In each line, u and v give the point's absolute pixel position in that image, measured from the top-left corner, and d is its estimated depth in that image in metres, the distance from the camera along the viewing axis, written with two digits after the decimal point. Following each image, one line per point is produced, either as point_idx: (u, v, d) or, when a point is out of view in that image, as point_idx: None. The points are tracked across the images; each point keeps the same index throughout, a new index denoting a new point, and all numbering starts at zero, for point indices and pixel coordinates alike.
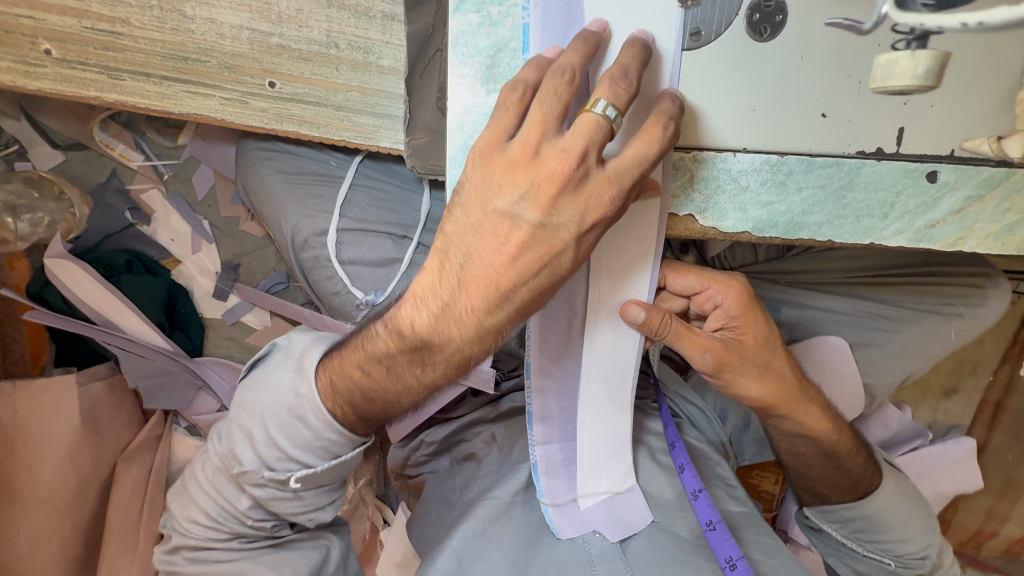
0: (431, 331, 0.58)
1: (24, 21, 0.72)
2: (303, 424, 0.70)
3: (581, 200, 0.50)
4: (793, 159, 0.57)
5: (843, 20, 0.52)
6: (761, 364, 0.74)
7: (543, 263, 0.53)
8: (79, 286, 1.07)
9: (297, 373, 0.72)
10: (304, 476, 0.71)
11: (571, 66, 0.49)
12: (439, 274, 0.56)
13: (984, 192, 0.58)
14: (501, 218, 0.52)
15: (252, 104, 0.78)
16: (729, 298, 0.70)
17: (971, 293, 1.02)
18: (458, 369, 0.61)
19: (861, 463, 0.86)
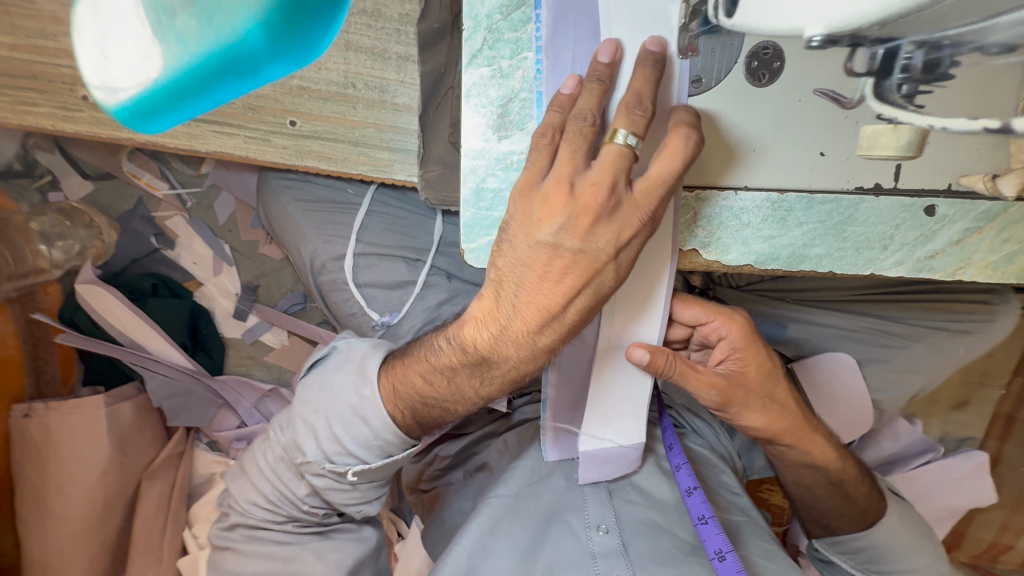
0: (490, 350, 0.61)
1: (65, 70, 0.78)
2: (364, 423, 0.72)
3: (616, 224, 0.53)
4: (793, 196, 0.59)
5: (829, 92, 0.55)
6: (764, 397, 0.76)
7: (587, 283, 0.55)
8: (107, 309, 1.12)
9: (359, 374, 0.74)
10: (360, 471, 0.74)
11: (590, 110, 0.52)
12: (495, 303, 0.59)
13: (982, 224, 0.60)
14: (543, 249, 0.54)
15: (274, 141, 0.82)
16: (734, 330, 0.72)
17: (977, 309, 1.03)
18: (515, 380, 0.64)
19: (866, 491, 0.87)
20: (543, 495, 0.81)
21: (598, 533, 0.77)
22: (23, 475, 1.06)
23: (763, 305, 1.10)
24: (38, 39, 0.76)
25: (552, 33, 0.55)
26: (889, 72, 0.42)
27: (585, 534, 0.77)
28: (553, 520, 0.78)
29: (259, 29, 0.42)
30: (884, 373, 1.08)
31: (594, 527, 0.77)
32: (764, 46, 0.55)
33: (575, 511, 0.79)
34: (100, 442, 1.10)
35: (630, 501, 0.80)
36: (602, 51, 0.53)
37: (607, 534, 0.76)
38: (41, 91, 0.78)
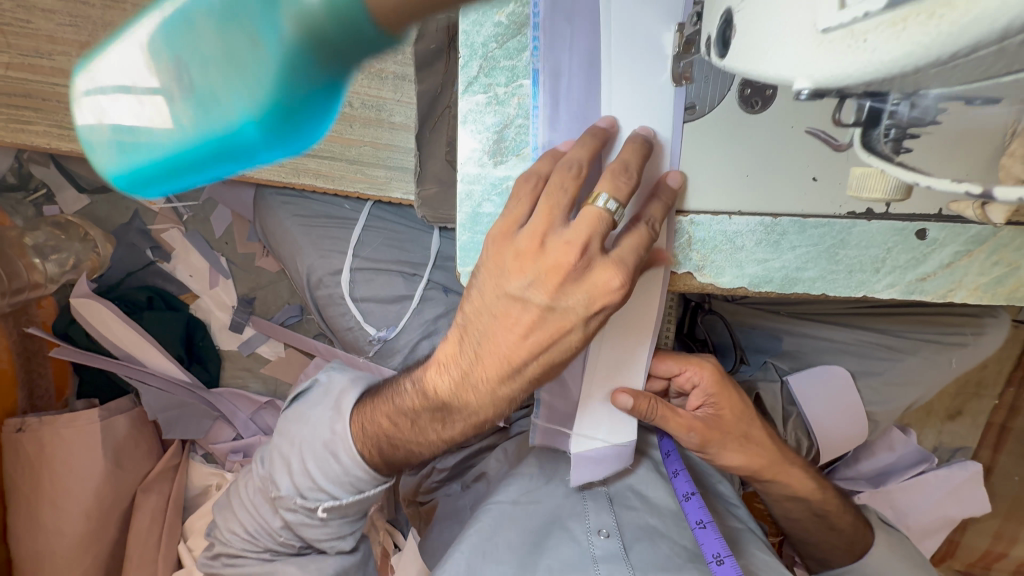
0: (451, 397, 0.61)
1: (60, 89, 0.77)
2: (335, 461, 0.72)
3: (585, 286, 0.53)
4: (786, 220, 0.60)
5: (821, 132, 0.57)
6: (741, 436, 0.77)
7: (551, 342, 0.55)
8: (103, 322, 1.12)
9: (334, 411, 0.75)
10: (332, 506, 0.74)
11: (578, 161, 0.52)
12: (459, 346, 0.59)
13: (972, 247, 0.61)
14: (511, 301, 0.54)
15: (271, 159, 0.83)
16: (706, 378, 0.74)
17: (967, 322, 1.05)
18: (476, 428, 0.64)
19: (850, 520, 0.88)
20: (542, 502, 0.80)
21: (599, 538, 0.77)
22: (15, 490, 1.05)
23: (759, 318, 1.12)
24: (32, 58, 0.76)
25: (549, 63, 0.56)
26: (872, 122, 0.38)
27: (586, 539, 0.77)
28: (553, 527, 0.79)
29: (253, 123, 0.35)
30: (880, 385, 1.07)
31: (594, 531, 0.77)
32: None
33: (576, 517, 0.79)
34: (95, 454, 1.09)
35: (632, 507, 0.80)
36: (589, 103, 0.55)
37: (608, 538, 0.76)
38: (37, 110, 0.78)
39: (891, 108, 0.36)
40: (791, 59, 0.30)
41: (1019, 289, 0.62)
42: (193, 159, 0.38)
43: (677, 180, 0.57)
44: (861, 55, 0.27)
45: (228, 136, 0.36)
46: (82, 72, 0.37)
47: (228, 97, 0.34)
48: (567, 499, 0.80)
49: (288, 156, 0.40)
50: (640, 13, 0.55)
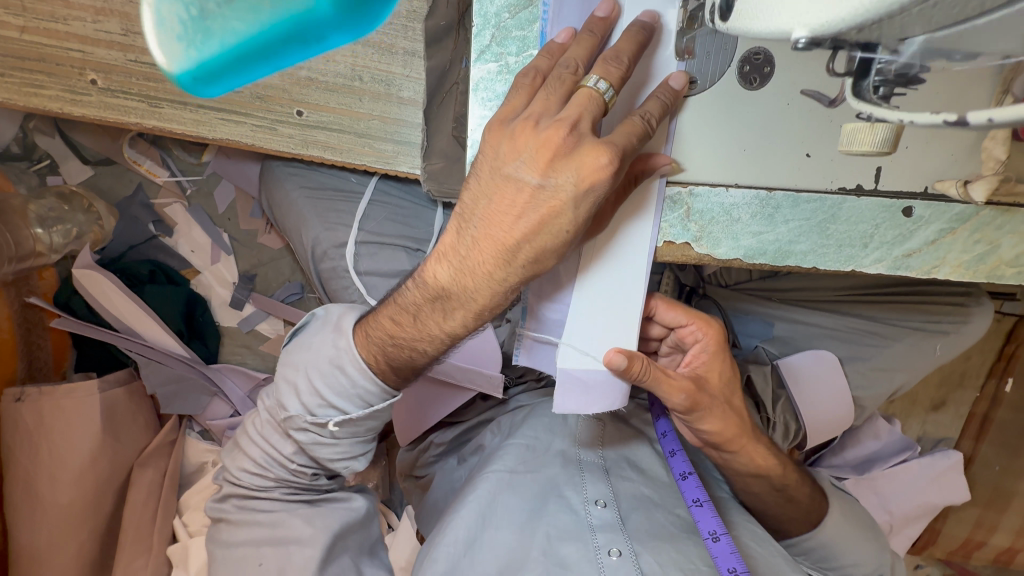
0: (449, 284, 0.61)
1: (74, 55, 0.78)
2: (341, 374, 0.72)
3: (576, 161, 0.52)
4: (781, 194, 0.63)
5: (814, 90, 0.59)
6: (724, 404, 0.79)
7: (544, 224, 0.55)
8: (104, 295, 1.12)
9: (336, 331, 0.75)
10: (342, 421, 0.74)
11: (576, 61, 0.54)
12: (457, 234, 0.60)
13: (955, 225, 0.64)
14: (506, 180, 0.55)
15: (280, 130, 0.84)
16: (710, 336, 0.78)
17: (955, 311, 1.07)
18: (475, 320, 0.63)
19: (808, 492, 0.92)
20: (543, 471, 0.83)
21: (596, 507, 0.78)
22: (12, 461, 1.05)
23: (751, 304, 1.15)
24: (48, 22, 0.77)
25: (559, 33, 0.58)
26: (862, 73, 0.39)
27: (584, 508, 0.78)
28: (551, 495, 0.80)
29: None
30: (867, 370, 1.10)
31: (592, 501, 0.78)
32: (755, 53, 0.59)
33: (574, 486, 0.80)
34: (92, 425, 1.09)
35: (627, 477, 0.84)
36: (599, 8, 0.56)
37: (605, 507, 0.78)
38: (50, 74, 0.79)
39: (879, 62, 0.38)
40: (792, 11, 0.33)
41: (998, 266, 0.65)
42: (265, 45, 0.43)
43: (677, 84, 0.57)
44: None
45: (303, 15, 0.42)
46: None
47: None
48: (563, 471, 0.83)
49: (349, 41, 0.48)
50: None
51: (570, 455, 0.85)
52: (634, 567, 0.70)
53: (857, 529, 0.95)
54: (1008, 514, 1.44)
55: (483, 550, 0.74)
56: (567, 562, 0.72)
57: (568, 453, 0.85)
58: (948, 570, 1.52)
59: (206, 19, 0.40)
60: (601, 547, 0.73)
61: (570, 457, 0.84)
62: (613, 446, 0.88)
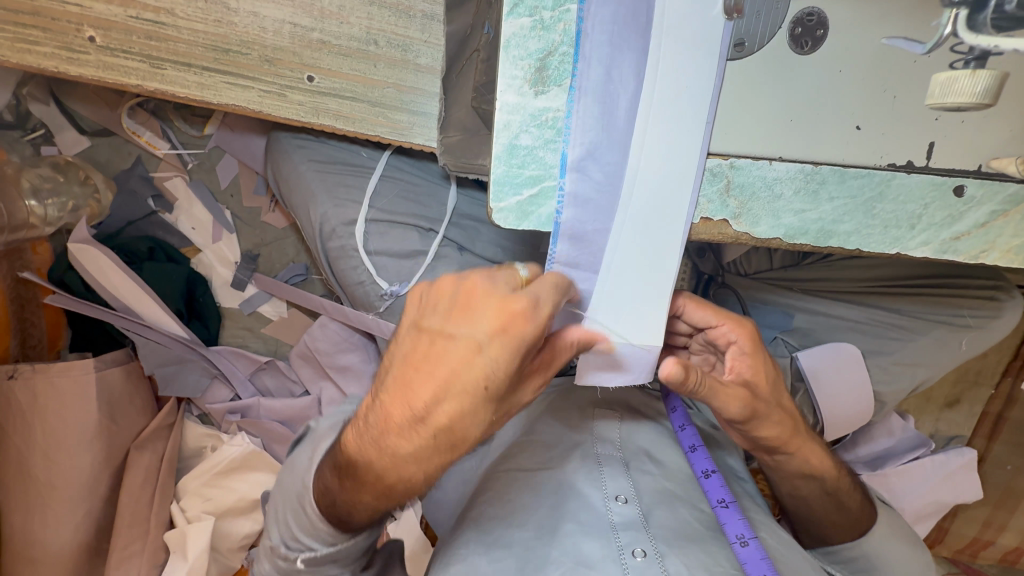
0: (356, 451, 0.56)
1: (71, 9, 0.73)
2: (303, 506, 0.61)
3: (493, 316, 0.50)
4: (827, 168, 0.59)
5: (903, 39, 0.54)
6: (776, 408, 0.76)
7: (449, 380, 0.50)
8: (100, 271, 1.07)
9: (308, 463, 0.63)
10: (309, 558, 0.62)
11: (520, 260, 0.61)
12: (371, 399, 0.56)
13: (1008, 207, 0.60)
14: (421, 337, 0.52)
15: (289, 97, 0.79)
16: (744, 334, 0.74)
17: (983, 305, 1.03)
18: (379, 489, 0.55)
19: (858, 500, 0.88)
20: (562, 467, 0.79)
21: (617, 504, 0.74)
22: (5, 440, 1.01)
23: (769, 293, 1.13)
24: None
25: None
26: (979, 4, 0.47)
27: (605, 505, 0.74)
28: (569, 492, 0.76)
29: None
30: (889, 365, 1.07)
31: (613, 497, 0.75)
32: (808, 14, 0.55)
33: (593, 482, 0.76)
34: (88, 407, 1.04)
35: (647, 472, 0.80)
36: None
37: (625, 504, 0.74)
38: (45, 30, 0.74)
39: None
40: None
41: None
42: None
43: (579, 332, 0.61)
44: None
45: None
46: None
47: None
48: (582, 466, 0.79)
49: None
50: None
51: (587, 450, 0.81)
52: (659, 569, 0.66)
53: (903, 540, 0.90)
54: (1018, 514, 1.42)
55: (500, 548, 0.70)
56: (591, 559, 0.68)
57: (585, 446, 0.82)
58: (955, 569, 1.50)
59: None
60: (624, 547, 0.69)
61: (588, 451, 0.81)
62: (632, 440, 0.84)
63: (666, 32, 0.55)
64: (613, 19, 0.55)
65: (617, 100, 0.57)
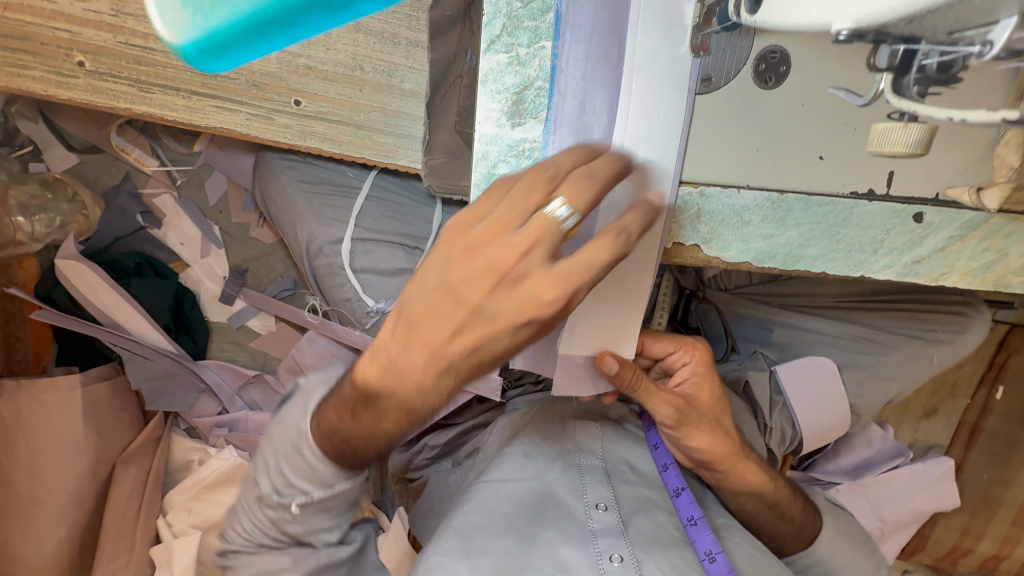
0: (379, 383, 0.59)
1: (60, 34, 0.75)
2: (301, 457, 0.72)
3: (516, 295, 0.51)
4: (792, 197, 0.61)
5: (843, 91, 0.55)
6: (713, 421, 0.81)
7: (477, 343, 0.53)
8: (89, 287, 1.08)
9: (302, 409, 0.74)
10: (305, 502, 0.73)
11: (558, 165, 0.53)
12: (393, 331, 0.57)
13: (965, 233, 0.63)
14: (444, 294, 0.53)
15: (277, 120, 0.81)
16: (698, 358, 0.80)
17: (953, 320, 1.07)
18: (409, 420, 0.61)
19: (799, 508, 0.92)
20: (544, 477, 0.80)
21: (597, 511, 0.76)
22: None
23: (750, 308, 1.15)
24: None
25: (571, 28, 0.58)
26: (903, 70, 0.42)
27: (585, 513, 0.75)
28: (549, 502, 0.77)
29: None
30: (864, 379, 1.10)
31: (593, 505, 0.76)
32: (772, 50, 0.56)
33: (574, 492, 0.78)
34: (73, 421, 1.05)
35: (628, 481, 0.82)
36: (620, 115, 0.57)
37: (606, 511, 0.75)
38: (35, 54, 0.76)
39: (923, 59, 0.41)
40: None
41: (1005, 275, 0.65)
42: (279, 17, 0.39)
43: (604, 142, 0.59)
44: None
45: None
46: None
47: None
48: (564, 476, 0.80)
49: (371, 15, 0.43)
50: None
51: (570, 460, 0.83)
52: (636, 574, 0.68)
53: (855, 546, 0.95)
54: (995, 523, 1.41)
55: (480, 554, 0.70)
56: (567, 566, 0.69)
57: (568, 457, 0.83)
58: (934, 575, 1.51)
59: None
60: (602, 553, 0.70)
61: (570, 462, 0.82)
62: (614, 450, 0.86)
63: (637, 67, 0.57)
64: (586, 57, 0.58)
65: (592, 131, 0.59)
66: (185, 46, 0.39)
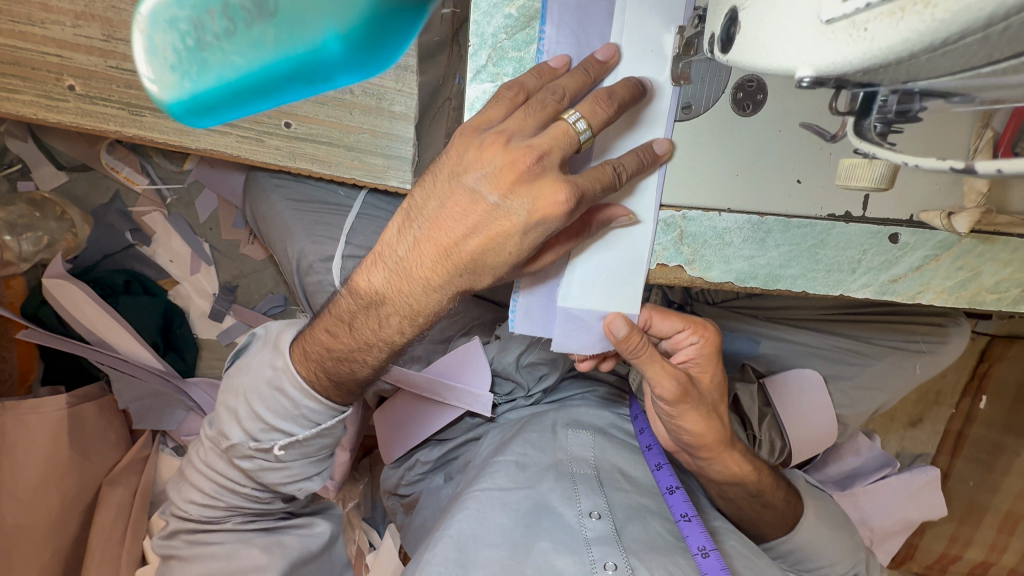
0: (385, 287, 0.62)
1: (52, 59, 0.78)
2: (281, 395, 0.74)
3: (534, 190, 0.52)
4: (772, 219, 0.63)
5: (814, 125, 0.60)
6: (708, 406, 0.78)
7: (488, 242, 0.55)
8: (76, 305, 1.06)
9: (274, 350, 0.77)
10: (288, 444, 0.76)
11: (563, 88, 0.54)
12: (401, 231, 0.60)
13: (939, 252, 0.65)
14: (461, 192, 0.55)
15: (268, 142, 0.84)
16: (706, 339, 0.75)
17: (933, 330, 1.09)
18: (411, 324, 0.64)
19: (782, 495, 0.92)
20: (537, 487, 0.80)
21: (591, 519, 0.75)
22: None
23: (739, 321, 1.16)
24: (24, 25, 0.76)
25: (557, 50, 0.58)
26: (864, 110, 0.34)
27: (579, 522, 0.75)
28: (543, 511, 0.77)
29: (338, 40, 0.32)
30: (849, 390, 1.12)
31: (587, 514, 0.76)
32: (749, 80, 0.60)
33: (567, 501, 0.78)
34: (59, 440, 1.03)
35: (621, 489, 0.83)
36: (599, 51, 0.57)
37: (600, 519, 0.75)
38: (26, 79, 0.79)
39: (884, 98, 0.33)
40: (792, 48, 0.29)
41: (979, 292, 0.66)
42: (266, 85, 0.33)
43: (606, 55, 0.56)
44: (860, 45, 0.26)
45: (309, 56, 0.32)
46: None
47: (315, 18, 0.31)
48: (557, 486, 0.80)
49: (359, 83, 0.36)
50: (643, 14, 0.57)
51: (563, 471, 0.83)
52: None
53: (834, 530, 0.96)
54: (983, 529, 1.40)
55: (475, 568, 0.69)
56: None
57: (560, 466, 0.84)
58: None
59: (183, 58, 0.31)
60: (596, 561, 0.70)
61: (563, 471, 0.83)
62: (606, 457, 0.87)
63: (627, 69, 0.58)
64: None
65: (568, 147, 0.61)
66: (172, 104, 0.32)
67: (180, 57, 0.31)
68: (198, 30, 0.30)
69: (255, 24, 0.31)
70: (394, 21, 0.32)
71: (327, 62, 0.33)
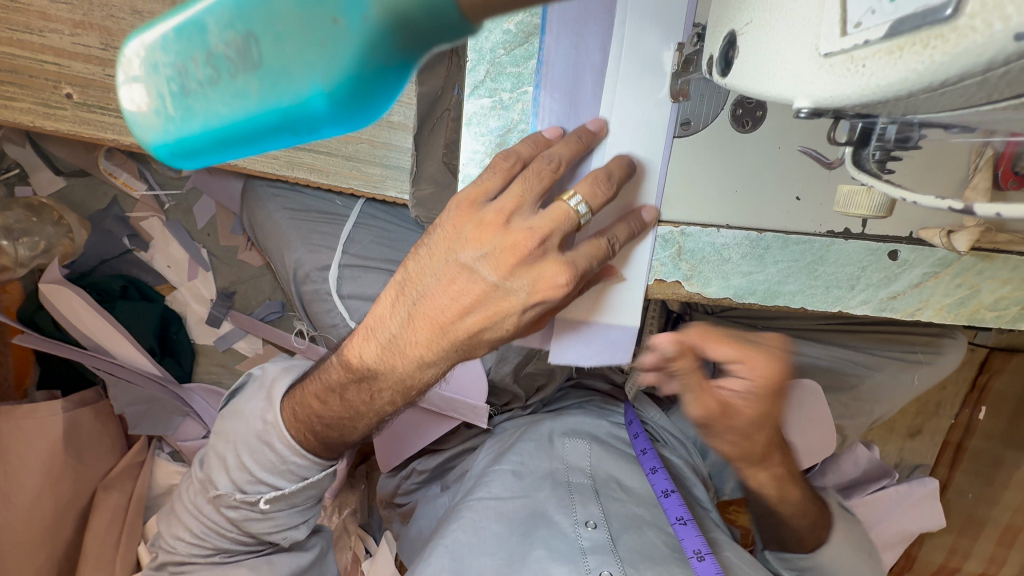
0: (377, 361, 0.62)
1: (49, 67, 0.78)
2: (270, 449, 0.74)
3: (534, 273, 0.53)
4: (770, 236, 0.63)
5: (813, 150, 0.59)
6: (743, 435, 0.72)
7: (486, 320, 0.56)
8: (71, 309, 1.06)
9: (266, 401, 0.77)
10: (274, 497, 0.75)
11: (559, 156, 0.54)
12: (394, 303, 0.60)
13: (939, 269, 0.64)
14: (459, 269, 0.54)
15: (266, 151, 0.84)
16: (767, 372, 0.65)
17: (929, 343, 1.09)
18: (402, 396, 0.64)
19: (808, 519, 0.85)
20: (533, 496, 0.80)
21: (586, 529, 0.74)
22: None
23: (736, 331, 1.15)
24: (21, 33, 0.76)
25: (551, 74, 0.60)
26: (863, 140, 0.34)
27: (574, 531, 0.74)
28: (540, 520, 0.76)
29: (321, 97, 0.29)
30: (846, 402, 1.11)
31: (582, 523, 0.75)
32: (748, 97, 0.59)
33: (563, 510, 0.77)
34: (54, 444, 1.03)
35: (617, 498, 0.82)
36: (590, 122, 0.58)
37: (596, 529, 0.74)
38: (23, 86, 0.79)
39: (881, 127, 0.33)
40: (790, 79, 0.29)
41: (978, 310, 0.66)
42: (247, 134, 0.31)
43: (596, 127, 0.58)
44: (860, 78, 0.26)
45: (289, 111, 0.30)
46: (135, 35, 0.30)
47: (298, 72, 0.28)
48: (553, 495, 0.80)
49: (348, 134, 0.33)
50: (642, 30, 0.57)
51: (559, 479, 0.83)
52: None
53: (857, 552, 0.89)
54: (982, 541, 1.39)
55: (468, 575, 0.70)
56: None
57: (556, 475, 0.83)
58: None
59: (166, 101, 0.31)
60: (592, 570, 0.69)
61: (559, 480, 0.82)
62: (602, 466, 0.87)
63: (621, 95, 0.58)
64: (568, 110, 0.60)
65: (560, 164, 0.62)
66: (156, 145, 0.32)
67: (167, 101, 0.31)
68: (183, 76, 0.30)
69: (238, 74, 0.29)
70: (382, 80, 0.29)
71: (310, 116, 0.30)
